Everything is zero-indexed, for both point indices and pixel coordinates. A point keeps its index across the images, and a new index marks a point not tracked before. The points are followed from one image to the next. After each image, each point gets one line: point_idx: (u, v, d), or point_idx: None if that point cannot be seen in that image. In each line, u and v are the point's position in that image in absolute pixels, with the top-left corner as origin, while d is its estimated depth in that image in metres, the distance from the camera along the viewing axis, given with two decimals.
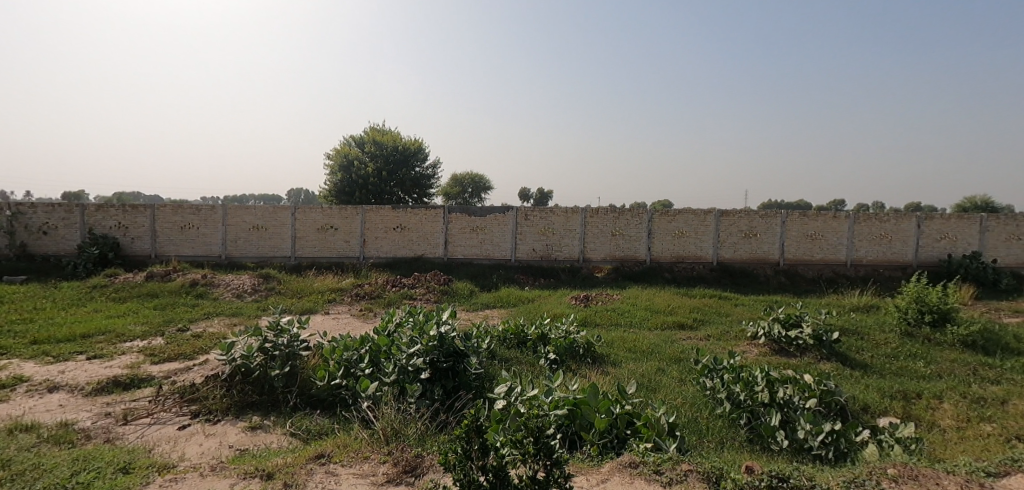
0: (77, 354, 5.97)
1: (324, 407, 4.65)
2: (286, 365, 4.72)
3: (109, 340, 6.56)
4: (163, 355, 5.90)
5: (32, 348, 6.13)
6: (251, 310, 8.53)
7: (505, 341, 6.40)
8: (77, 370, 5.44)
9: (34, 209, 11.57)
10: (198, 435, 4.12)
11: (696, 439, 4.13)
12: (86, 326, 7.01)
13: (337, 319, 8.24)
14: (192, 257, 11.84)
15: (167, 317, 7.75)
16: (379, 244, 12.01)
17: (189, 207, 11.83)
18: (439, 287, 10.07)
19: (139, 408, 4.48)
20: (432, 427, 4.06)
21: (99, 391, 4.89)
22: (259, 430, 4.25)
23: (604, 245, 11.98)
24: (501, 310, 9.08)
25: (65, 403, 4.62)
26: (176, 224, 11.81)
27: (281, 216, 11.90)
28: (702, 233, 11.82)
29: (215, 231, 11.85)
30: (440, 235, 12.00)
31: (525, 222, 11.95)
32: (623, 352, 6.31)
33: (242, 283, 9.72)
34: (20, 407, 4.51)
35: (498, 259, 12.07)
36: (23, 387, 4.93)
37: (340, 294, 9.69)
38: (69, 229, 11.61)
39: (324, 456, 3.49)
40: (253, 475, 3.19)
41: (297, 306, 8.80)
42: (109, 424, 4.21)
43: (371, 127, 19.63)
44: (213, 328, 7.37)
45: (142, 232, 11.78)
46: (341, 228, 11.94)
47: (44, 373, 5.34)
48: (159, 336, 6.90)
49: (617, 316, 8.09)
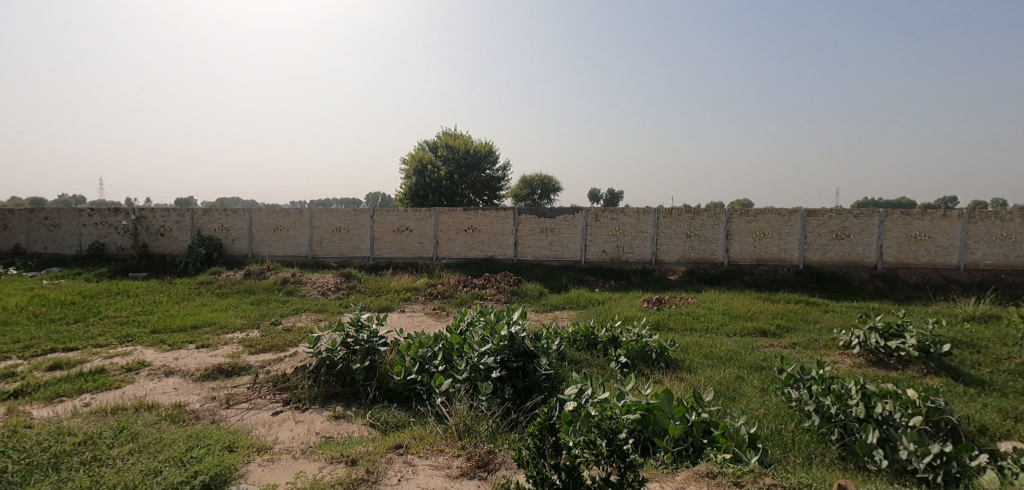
0: (188, 343, 6.67)
1: (400, 401, 4.89)
2: (366, 359, 5.04)
3: (214, 331, 7.29)
4: (259, 346, 6.45)
5: (152, 337, 6.93)
6: (334, 306, 9.09)
7: (575, 343, 6.40)
8: (188, 358, 6.09)
9: (153, 213, 13.09)
10: (289, 421, 4.46)
11: (780, 453, 3.88)
12: (194, 319, 7.81)
13: (412, 318, 8.57)
14: (283, 257, 12.83)
15: (262, 312, 8.47)
16: (451, 245, 12.35)
17: (281, 210, 12.83)
18: (510, 288, 10.20)
19: (239, 394, 4.93)
20: (503, 426, 4.13)
21: (206, 376, 5.43)
22: (342, 420, 4.53)
23: (678, 247, 11.56)
24: (571, 311, 9.03)
25: (178, 387, 5.18)
26: (270, 226, 12.85)
27: (361, 218, 12.59)
28: (786, 233, 11.10)
29: (303, 233, 12.75)
30: (509, 236, 12.14)
31: (594, 223, 11.81)
32: (699, 357, 6.07)
33: (326, 282, 10.38)
34: (144, 388, 5.10)
35: (567, 260, 12.00)
36: (145, 370, 5.59)
37: (415, 293, 10.10)
38: (181, 231, 13.00)
39: (402, 447, 3.64)
40: (340, 461, 3.41)
41: (376, 303, 9.26)
42: (215, 407, 4.67)
43: (444, 131, 20.32)
44: (301, 323, 7.95)
45: (240, 234, 12.93)
46: (416, 229, 12.42)
47: (162, 359, 6.03)
48: (255, 329, 7.55)
49: (692, 320, 7.78)
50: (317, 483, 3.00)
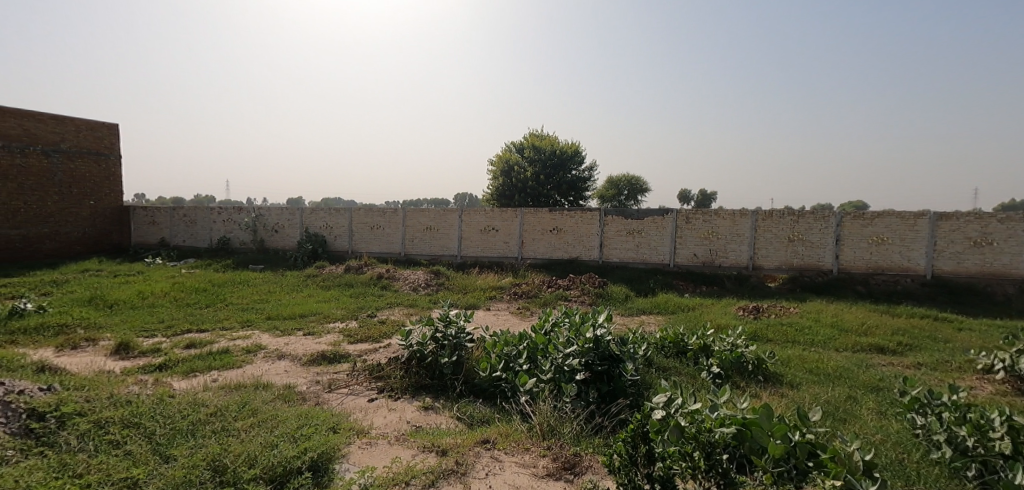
0: (296, 330, 7.32)
1: (486, 396, 5.01)
2: (453, 354, 5.22)
3: (319, 320, 7.93)
4: (357, 336, 6.91)
5: (267, 323, 7.69)
6: (424, 302, 9.51)
7: (663, 349, 6.18)
8: (296, 343, 6.68)
9: (270, 211, 14.51)
10: (383, 408, 4.73)
11: (902, 486, 3.48)
12: (302, 308, 8.55)
13: (497, 316, 8.73)
14: (378, 253, 13.65)
15: (360, 304, 9.08)
16: (536, 245, 12.42)
17: (377, 209, 13.64)
18: (594, 290, 10.06)
19: (339, 379, 5.31)
20: (588, 430, 4.07)
21: (311, 361, 5.93)
22: (431, 410, 4.72)
23: (779, 252, 10.73)
24: (658, 316, 8.71)
25: (289, 369, 5.70)
26: (368, 224, 13.72)
27: (450, 218, 13.04)
28: (909, 239, 9.90)
29: (397, 231, 13.47)
30: (595, 238, 11.97)
31: (685, 225, 11.30)
32: (802, 373, 5.59)
33: (417, 278, 10.89)
34: (260, 369, 5.67)
35: (655, 263, 11.59)
36: (261, 353, 6.21)
37: (500, 292, 10.30)
38: (292, 228, 14.29)
39: (489, 442, 3.72)
40: (431, 450, 3.56)
41: (463, 300, 9.56)
42: (319, 390, 5.07)
43: (530, 132, 20.47)
44: (394, 316, 8.43)
45: (342, 231, 13.94)
46: (502, 229, 12.64)
47: (275, 343, 6.67)
48: (353, 320, 8.11)
49: (795, 332, 7.18)
50: (410, 469, 3.15)
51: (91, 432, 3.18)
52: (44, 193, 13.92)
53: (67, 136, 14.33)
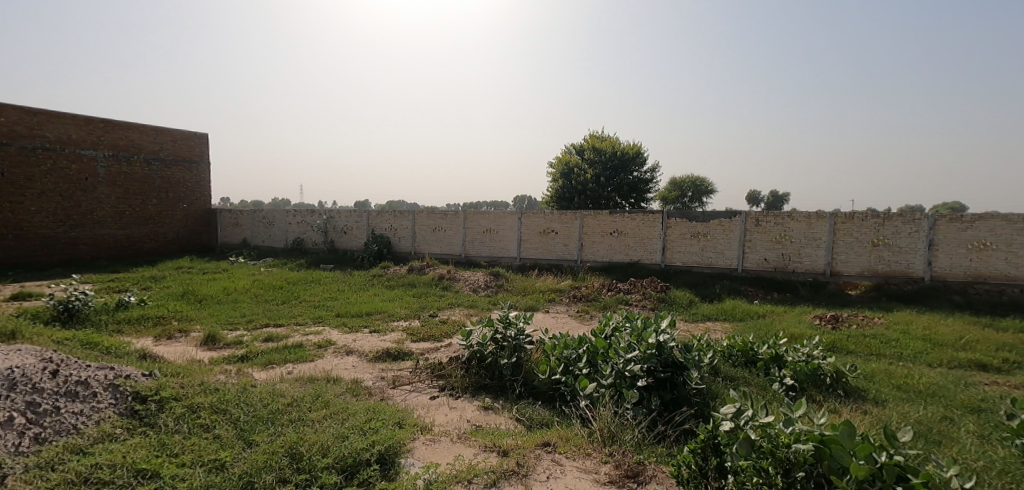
0: (363, 328, 7.64)
1: (545, 399, 5.00)
2: (513, 356, 5.26)
3: (384, 318, 8.24)
4: (420, 335, 7.12)
5: (336, 320, 8.09)
6: (484, 303, 9.63)
7: (731, 358, 5.90)
8: (363, 340, 6.97)
9: (339, 214, 15.26)
10: (445, 406, 4.83)
11: None
12: (368, 306, 8.92)
13: (556, 318, 8.70)
14: (440, 255, 14.00)
15: (422, 304, 9.34)
16: (595, 248, 12.26)
17: (439, 212, 13.98)
18: (656, 294, 9.79)
19: (403, 376, 5.49)
20: (650, 438, 3.97)
21: (377, 358, 6.17)
22: (490, 411, 4.77)
23: (861, 257, 9.97)
24: (725, 323, 8.34)
25: (357, 365, 5.96)
26: (430, 226, 14.10)
27: (509, 220, 13.15)
28: (1017, 245, 8.91)
29: (457, 233, 13.75)
30: (657, 241, 11.65)
31: (755, 228, 10.76)
32: (888, 389, 5.16)
33: (477, 279, 11.06)
34: (330, 363, 5.97)
35: (721, 268, 11.11)
36: (331, 348, 6.54)
37: (559, 295, 10.25)
38: (359, 229, 14.96)
39: (550, 445, 3.71)
40: (493, 450, 3.60)
41: (522, 302, 9.60)
42: (384, 386, 5.26)
43: (591, 134, 20.26)
44: (455, 316, 8.60)
45: (405, 233, 14.41)
46: (561, 232, 12.58)
47: (344, 339, 7.00)
48: (416, 319, 8.36)
49: (879, 344, 6.64)
50: (473, 468, 3.20)
51: (185, 415, 3.48)
52: (145, 197, 15.39)
53: (165, 146, 15.78)
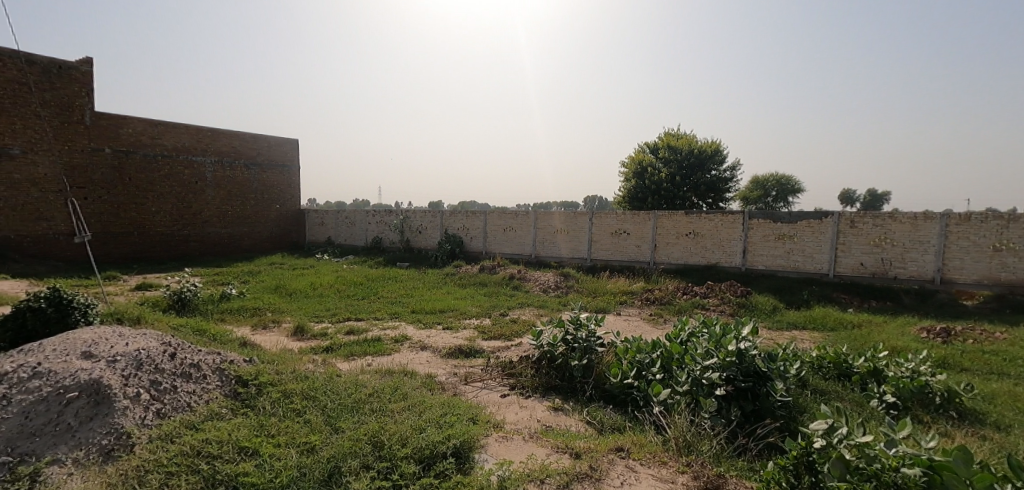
0: (437, 324, 7.89)
1: (616, 403, 4.91)
2: (584, 357, 5.21)
3: (456, 316, 8.46)
4: (491, 333, 7.23)
5: (412, 316, 8.41)
6: (554, 303, 9.61)
7: (821, 370, 5.48)
8: (437, 337, 7.19)
9: (415, 214, 15.86)
10: (515, 405, 4.87)
11: None
12: (441, 304, 9.20)
13: (629, 321, 8.50)
14: (510, 254, 14.15)
15: (493, 303, 9.48)
16: (670, 250, 11.84)
17: (510, 212, 14.13)
18: (736, 299, 9.29)
19: (475, 373, 5.60)
20: (729, 450, 3.77)
21: (450, 354, 6.34)
22: (561, 412, 4.75)
23: (978, 263, 8.89)
24: (813, 332, 7.76)
25: (431, 360, 6.17)
26: (501, 226, 14.30)
27: (580, 221, 13.03)
28: None
29: (528, 234, 13.83)
30: (738, 243, 11.04)
31: (850, 230, 9.91)
32: (1013, 413, 4.56)
33: (547, 280, 11.06)
34: (406, 357, 6.22)
35: (810, 273, 10.34)
36: (407, 343, 6.82)
37: (631, 297, 10.02)
38: (433, 229, 15.47)
39: (623, 450, 3.63)
40: (565, 451, 3.58)
41: (592, 304, 9.48)
42: (456, 381, 5.40)
43: (666, 132, 19.59)
44: (525, 316, 8.66)
45: (477, 233, 14.71)
46: (634, 232, 12.28)
47: (419, 335, 7.27)
48: (487, 318, 8.50)
49: (1001, 361, 5.89)
50: (545, 467, 3.20)
51: (280, 400, 3.77)
52: (245, 199, 16.86)
53: (262, 151, 17.19)
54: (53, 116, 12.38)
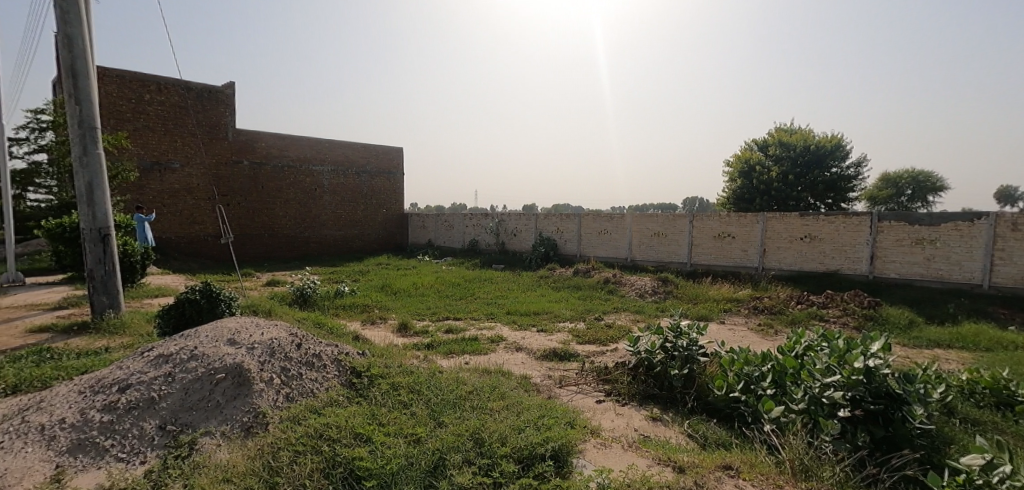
0: (531, 326, 7.97)
1: (721, 417, 4.62)
2: (684, 367, 4.96)
3: (551, 318, 8.48)
4: (586, 337, 7.15)
5: (507, 317, 8.58)
6: (651, 309, 9.28)
7: (972, 396, 4.73)
8: (532, 338, 7.26)
9: (510, 217, 16.19)
10: (611, 411, 4.76)
11: None
12: (536, 306, 9.28)
13: (734, 331, 7.97)
14: (605, 258, 13.91)
15: (588, 307, 9.38)
16: (782, 255, 10.91)
17: (605, 215, 13.91)
18: (862, 311, 8.33)
19: (570, 377, 5.57)
20: (857, 479, 3.39)
21: (544, 356, 6.37)
22: (659, 422, 4.56)
23: None
24: (962, 352, 6.72)
25: (526, 361, 6.23)
26: (596, 229, 14.11)
27: (679, 223, 12.46)
28: None
29: (623, 237, 13.51)
30: (864, 248, 9.90)
31: (1010, 234, 8.47)
32: None
33: (644, 284, 10.72)
34: (501, 357, 6.34)
35: (957, 283, 8.98)
36: (503, 343, 6.95)
37: (737, 305, 9.37)
38: (528, 232, 15.67)
39: (732, 469, 3.41)
40: (668, 464, 3.44)
41: (693, 311, 9.02)
42: (551, 384, 5.40)
43: (776, 127, 18.15)
44: (621, 321, 8.44)
45: (571, 236, 14.66)
46: (739, 236, 11.48)
47: (514, 336, 7.38)
48: (582, 321, 8.42)
49: None
50: (647, 478, 3.10)
51: (389, 391, 4.03)
52: (356, 204, 18.29)
53: (371, 160, 18.56)
54: (205, 134, 14.35)
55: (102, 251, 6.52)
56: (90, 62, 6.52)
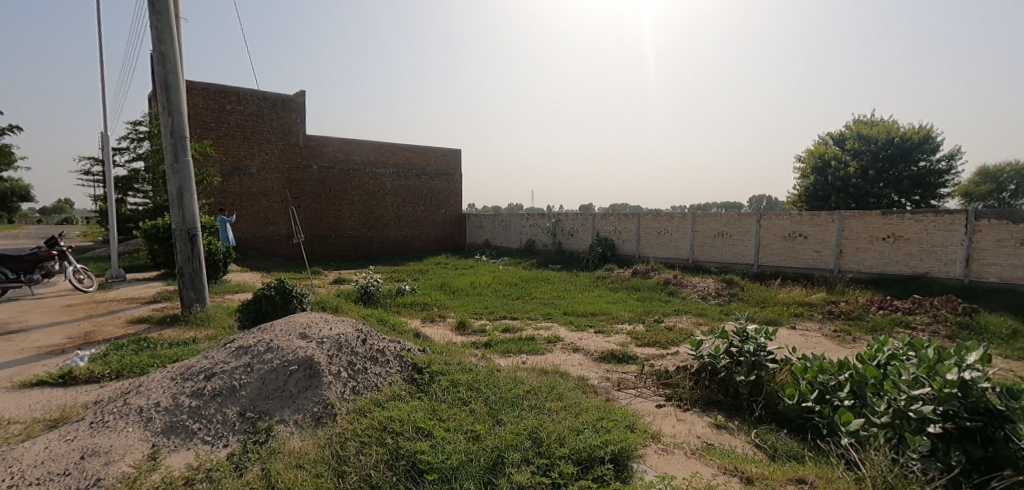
0: (589, 327, 7.87)
1: (792, 428, 4.37)
2: (751, 373, 4.73)
3: (608, 320, 8.34)
4: (645, 340, 6.97)
5: (564, 317, 8.53)
6: (714, 312, 8.92)
7: None
8: (589, 339, 7.18)
9: (567, 217, 16.10)
10: (672, 417, 4.62)
11: None
12: (593, 307, 9.16)
13: (807, 337, 7.49)
14: (665, 258, 13.52)
15: (647, 308, 9.15)
16: (861, 256, 10.14)
17: (665, 214, 13.52)
18: (956, 318, 7.60)
19: (628, 380, 5.45)
20: None
21: (602, 358, 6.27)
22: (724, 430, 4.38)
23: None
24: None
25: (583, 362, 6.16)
26: (655, 229, 13.75)
27: (745, 223, 11.90)
28: None
29: (685, 237, 13.07)
30: (958, 250, 9.03)
31: None
32: None
33: (707, 286, 10.32)
34: (558, 358, 6.31)
35: None
36: (559, 344, 6.91)
37: (810, 309, 8.82)
38: (585, 232, 15.52)
39: (806, 483, 3.21)
40: (735, 474, 3.30)
41: (761, 315, 8.57)
42: (609, 386, 5.30)
43: (855, 119, 16.93)
44: (682, 324, 8.16)
45: (629, 236, 14.36)
46: (812, 236, 10.79)
47: (571, 337, 7.32)
48: (641, 323, 8.22)
49: None
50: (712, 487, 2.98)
51: (449, 388, 4.12)
52: (416, 205, 18.83)
53: (431, 162, 19.07)
54: (279, 141, 15.29)
55: (190, 250, 7.09)
56: (180, 75, 7.06)
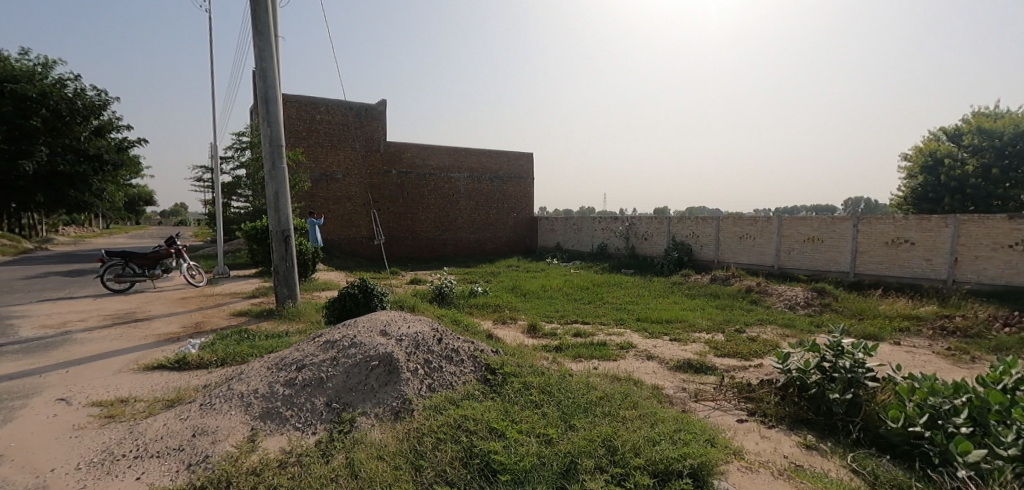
0: (663, 335, 7.60)
1: (896, 454, 3.95)
2: (848, 391, 4.34)
3: (685, 328, 8.00)
4: (725, 350, 6.62)
5: (637, 323, 8.30)
6: (804, 323, 8.29)
7: None
8: (664, 347, 6.92)
9: (641, 220, 15.69)
10: (756, 433, 4.34)
11: None
12: (668, 314, 8.84)
13: (914, 354, 6.75)
14: (747, 264, 12.78)
15: (727, 317, 8.68)
16: (982, 265, 8.98)
17: (747, 218, 12.79)
18: None
19: (707, 391, 5.18)
20: None
21: (677, 367, 6.03)
22: (815, 451, 4.04)
23: None
24: None
25: (657, 371, 5.96)
26: (736, 233, 13.05)
27: (840, 227, 10.97)
28: None
29: (770, 242, 12.28)
30: None
31: None
32: None
33: (795, 295, 9.63)
34: (631, 365, 6.14)
35: None
36: (632, 351, 6.73)
37: (917, 324, 7.96)
38: (660, 236, 15.05)
39: None
40: None
41: (859, 328, 7.85)
42: (685, 397, 5.07)
43: (974, 112, 15.12)
44: (767, 334, 7.66)
45: (708, 240, 13.73)
46: (921, 242, 9.72)
47: (645, 344, 7.11)
48: (720, 332, 7.81)
49: None
50: None
51: (521, 390, 4.14)
52: (489, 208, 19.17)
53: (504, 166, 19.36)
54: (362, 148, 16.18)
55: (284, 250, 7.67)
56: (279, 89, 7.67)
